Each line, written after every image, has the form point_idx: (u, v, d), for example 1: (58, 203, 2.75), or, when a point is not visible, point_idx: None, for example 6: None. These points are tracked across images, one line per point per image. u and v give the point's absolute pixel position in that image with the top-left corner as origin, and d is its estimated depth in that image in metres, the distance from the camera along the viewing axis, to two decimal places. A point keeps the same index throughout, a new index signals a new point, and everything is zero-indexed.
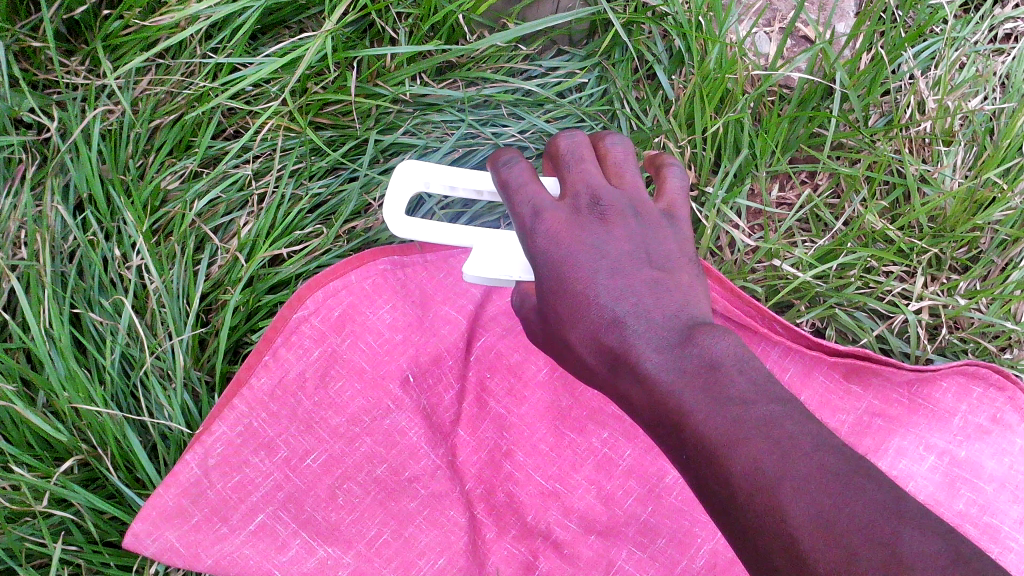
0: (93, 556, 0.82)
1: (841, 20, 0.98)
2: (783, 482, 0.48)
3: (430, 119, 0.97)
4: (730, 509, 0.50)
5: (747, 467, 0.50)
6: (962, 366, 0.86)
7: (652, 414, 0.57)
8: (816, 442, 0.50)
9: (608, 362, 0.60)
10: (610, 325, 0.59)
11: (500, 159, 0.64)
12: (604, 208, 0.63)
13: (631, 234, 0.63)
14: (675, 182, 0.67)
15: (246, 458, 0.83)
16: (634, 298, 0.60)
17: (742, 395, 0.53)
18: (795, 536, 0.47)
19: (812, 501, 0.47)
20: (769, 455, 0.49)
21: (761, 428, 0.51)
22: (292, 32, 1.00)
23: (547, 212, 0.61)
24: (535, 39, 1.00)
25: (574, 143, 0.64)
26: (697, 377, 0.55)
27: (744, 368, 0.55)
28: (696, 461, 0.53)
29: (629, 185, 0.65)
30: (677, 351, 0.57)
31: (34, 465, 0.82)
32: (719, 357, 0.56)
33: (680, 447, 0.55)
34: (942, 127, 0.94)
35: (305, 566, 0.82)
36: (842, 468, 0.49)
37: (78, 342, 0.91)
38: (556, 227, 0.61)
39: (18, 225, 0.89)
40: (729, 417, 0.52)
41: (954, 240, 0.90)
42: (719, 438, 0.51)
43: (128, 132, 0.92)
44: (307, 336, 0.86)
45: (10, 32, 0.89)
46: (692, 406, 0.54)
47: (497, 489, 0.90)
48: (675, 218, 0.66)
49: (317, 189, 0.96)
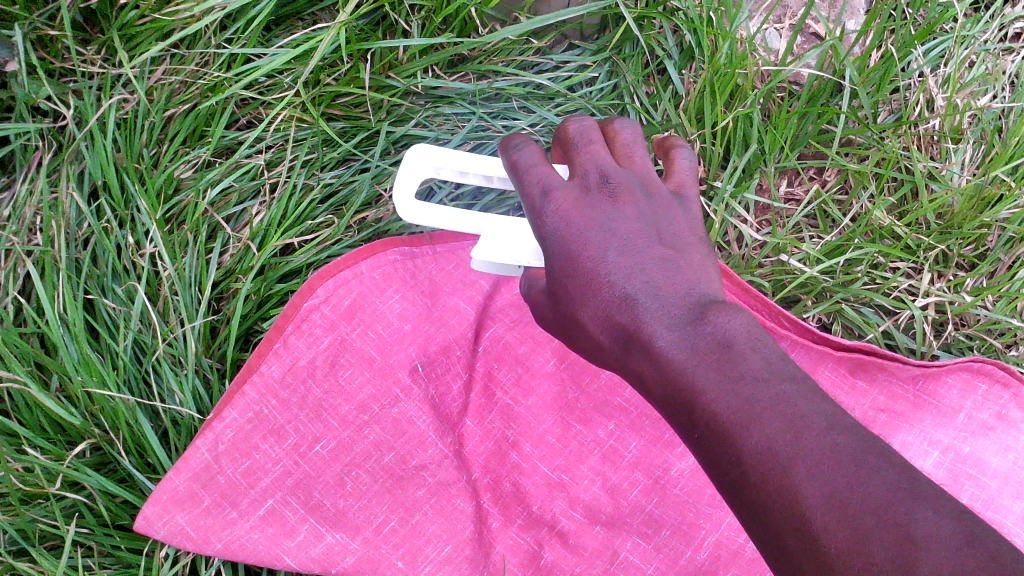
0: (104, 539, 0.83)
1: (852, 17, 0.98)
2: (795, 463, 0.48)
3: (441, 112, 0.98)
4: (742, 490, 0.51)
5: (760, 446, 0.50)
6: (968, 362, 0.87)
7: (663, 394, 0.58)
8: (827, 423, 0.51)
9: (620, 342, 0.61)
10: (621, 303, 0.60)
11: (511, 142, 0.67)
12: (614, 186, 0.65)
13: (641, 214, 0.64)
14: (684, 163, 0.70)
15: (256, 443, 0.84)
16: (643, 277, 0.61)
17: (753, 372, 0.54)
18: (807, 517, 0.47)
19: (824, 482, 0.47)
20: (782, 434, 0.50)
21: (773, 406, 0.52)
22: (306, 24, 1.01)
23: (556, 191, 0.63)
24: (546, 33, 1.01)
25: (583, 127, 0.67)
26: (708, 355, 0.56)
27: (756, 347, 0.56)
28: (707, 441, 0.53)
29: (638, 166, 0.67)
30: (691, 329, 0.58)
31: (47, 448, 0.83)
32: (731, 335, 0.57)
33: (691, 426, 0.55)
34: (950, 125, 0.94)
35: (313, 552, 0.82)
36: (853, 448, 0.49)
37: (91, 328, 0.92)
38: (565, 206, 0.63)
39: (34, 212, 0.90)
40: (741, 396, 0.53)
41: (962, 237, 0.91)
42: (728, 416, 0.52)
43: (143, 121, 0.93)
44: (318, 324, 0.88)
45: (27, 20, 0.90)
46: (704, 385, 0.54)
47: (503, 479, 0.91)
48: (685, 198, 0.68)
49: (328, 180, 0.97)
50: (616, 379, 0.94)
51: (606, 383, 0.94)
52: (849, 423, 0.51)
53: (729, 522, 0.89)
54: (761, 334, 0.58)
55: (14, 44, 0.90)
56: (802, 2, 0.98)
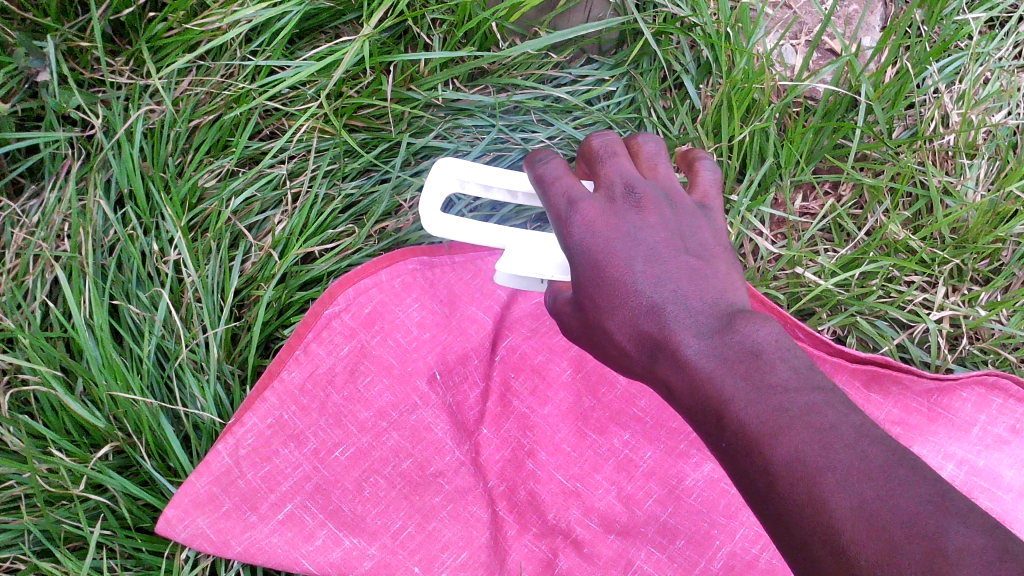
0: (126, 541, 0.84)
1: (867, 34, 1.00)
2: (824, 472, 0.49)
3: (461, 124, 1.00)
4: (770, 497, 0.52)
5: (789, 455, 0.51)
6: (982, 376, 0.87)
7: (690, 401, 0.59)
8: (858, 433, 0.51)
9: (648, 351, 0.62)
10: (649, 312, 0.61)
11: (535, 156, 0.69)
12: (639, 196, 0.66)
13: (665, 223, 0.65)
14: (707, 174, 0.71)
15: (276, 448, 0.86)
16: (671, 284, 0.62)
17: (783, 381, 0.55)
18: (835, 527, 0.48)
19: (853, 492, 0.48)
20: (812, 444, 0.51)
21: (803, 415, 0.53)
22: (329, 37, 1.03)
23: (582, 202, 0.65)
24: (565, 48, 1.03)
25: (607, 141, 0.69)
26: (737, 364, 0.57)
27: (786, 356, 0.57)
28: (736, 448, 0.54)
29: (662, 177, 0.69)
30: (718, 338, 0.59)
31: (72, 450, 0.84)
32: (760, 343, 0.57)
33: (719, 433, 0.56)
34: (965, 140, 0.95)
35: (331, 556, 0.83)
36: (885, 459, 0.50)
37: (115, 333, 0.94)
38: (591, 216, 0.64)
39: (62, 219, 0.92)
40: (770, 406, 0.54)
41: (976, 252, 0.91)
42: (759, 425, 0.53)
43: (169, 131, 0.95)
44: (338, 332, 0.89)
45: (59, 32, 0.92)
46: (732, 393, 0.55)
47: (519, 487, 0.91)
48: (708, 208, 0.69)
49: (349, 189, 0.99)
50: (632, 390, 0.95)
51: (622, 394, 0.95)
52: (881, 433, 0.52)
53: (743, 533, 0.89)
54: (789, 343, 0.58)
55: (45, 54, 0.92)
56: (818, 19, 1.00)
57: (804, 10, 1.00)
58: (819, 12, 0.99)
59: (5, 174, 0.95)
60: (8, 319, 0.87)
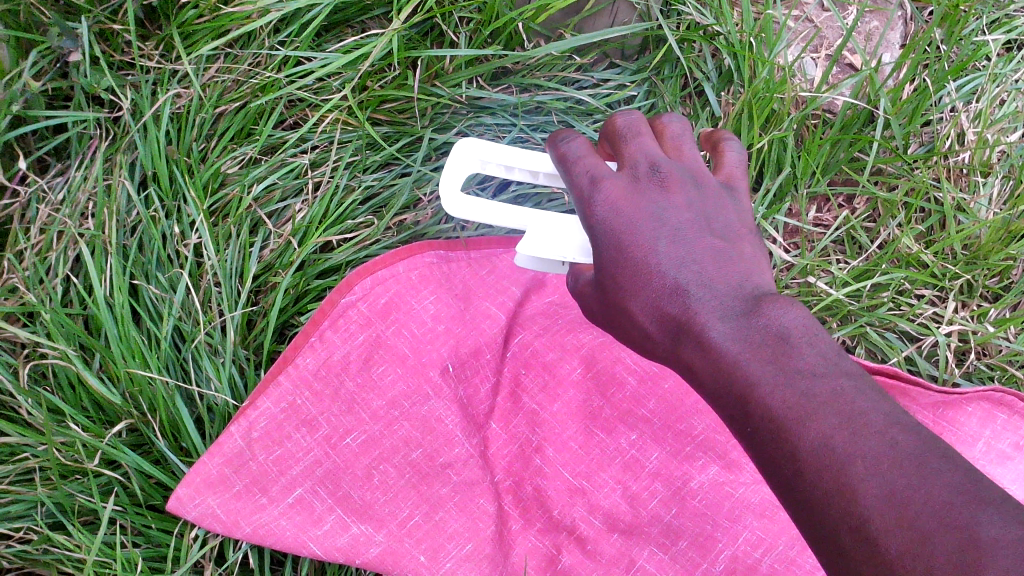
0: (137, 518, 0.85)
1: (887, 51, 1.01)
2: (853, 459, 0.50)
3: (483, 122, 1.02)
4: (796, 485, 0.53)
5: (816, 441, 0.52)
6: (987, 392, 0.88)
7: (714, 384, 0.60)
8: (888, 421, 0.52)
9: (671, 332, 0.63)
10: (673, 293, 0.63)
11: (558, 137, 0.70)
12: (663, 175, 0.67)
13: (690, 204, 0.67)
14: (733, 155, 0.72)
15: (288, 433, 0.87)
16: (696, 267, 0.63)
17: (808, 365, 0.56)
18: (863, 516, 0.49)
19: (883, 479, 0.49)
20: (839, 430, 0.52)
21: (830, 400, 0.54)
22: (355, 32, 1.04)
23: (605, 180, 0.66)
24: (588, 51, 1.04)
25: (632, 120, 0.70)
26: (763, 349, 0.58)
27: (813, 341, 0.58)
28: (761, 434, 0.56)
29: (687, 158, 0.70)
30: (744, 322, 0.60)
31: (88, 425, 0.86)
32: (786, 328, 0.59)
33: (744, 418, 0.58)
34: (980, 158, 0.96)
35: (338, 541, 0.83)
36: (916, 448, 0.50)
37: (133, 313, 0.95)
38: (614, 194, 0.65)
39: (87, 198, 0.94)
40: (796, 390, 0.55)
41: (987, 268, 0.92)
42: (784, 410, 0.54)
43: (195, 116, 0.97)
44: (353, 321, 0.91)
45: (93, 14, 0.94)
46: (758, 377, 0.57)
47: (526, 482, 0.92)
48: (734, 189, 0.70)
49: (370, 182, 1.00)
50: (640, 391, 0.96)
51: (630, 394, 0.96)
52: (912, 422, 0.53)
53: (746, 537, 0.89)
54: (817, 326, 0.60)
55: (78, 35, 0.93)
56: (839, 34, 1.01)
57: (825, 25, 1.01)
58: (840, 28, 1.00)
59: (32, 152, 0.96)
60: (31, 293, 0.88)
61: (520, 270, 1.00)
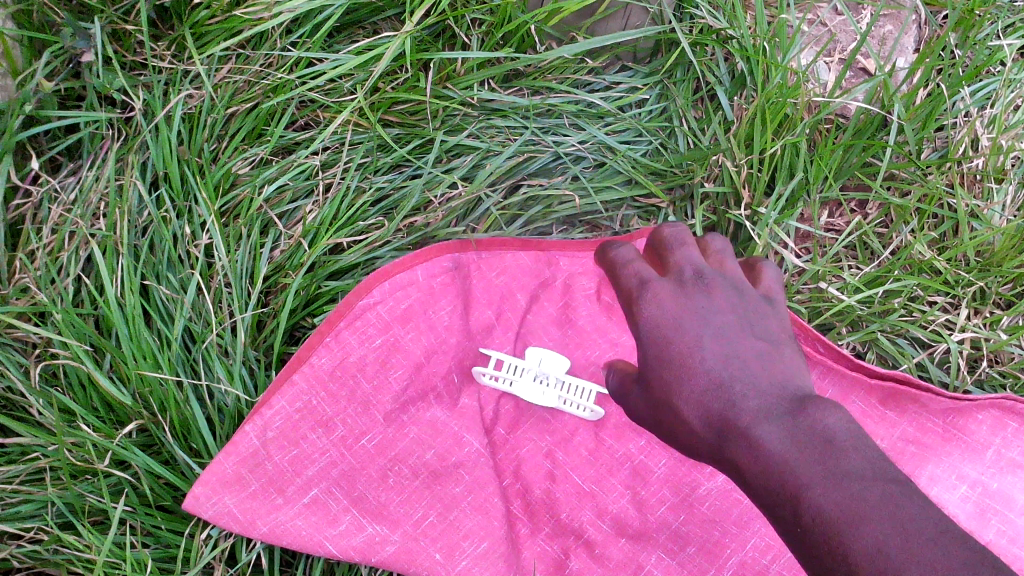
0: (147, 518, 0.85)
1: (900, 55, 1.01)
2: (852, 524, 0.51)
3: (494, 124, 1.01)
4: (803, 548, 0.53)
5: (819, 508, 0.52)
6: (1000, 400, 0.87)
7: (721, 454, 0.60)
8: (890, 491, 0.52)
9: (705, 417, 0.61)
10: (686, 357, 0.63)
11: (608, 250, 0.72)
12: (708, 282, 0.66)
13: (734, 305, 0.65)
14: (772, 274, 0.69)
15: (304, 434, 0.87)
16: (717, 334, 0.63)
17: (820, 426, 0.57)
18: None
19: (880, 543, 0.49)
20: (843, 495, 0.52)
21: (835, 460, 0.54)
22: (366, 33, 1.04)
23: (648, 282, 0.66)
24: (600, 54, 1.04)
25: (677, 231, 0.69)
26: (776, 415, 0.58)
27: (829, 407, 0.58)
28: (770, 497, 0.56)
29: (730, 271, 0.67)
30: (765, 394, 0.60)
31: (99, 426, 0.86)
32: (805, 402, 0.59)
33: (753, 487, 0.58)
34: (994, 165, 0.95)
35: (354, 540, 0.84)
36: (920, 522, 0.50)
37: (144, 313, 0.95)
38: (658, 293, 0.65)
39: (99, 198, 0.94)
40: (805, 452, 0.55)
41: (1001, 275, 0.91)
42: (793, 474, 0.55)
43: (206, 117, 0.97)
44: (371, 324, 0.90)
45: (105, 15, 0.94)
46: (768, 438, 0.57)
47: (534, 486, 0.92)
48: (775, 304, 0.68)
49: (380, 183, 1.00)
50: None
51: None
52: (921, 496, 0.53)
53: (754, 543, 0.89)
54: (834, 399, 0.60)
55: (92, 35, 0.94)
56: (853, 38, 1.01)
57: (839, 29, 1.01)
58: (853, 32, 1.00)
59: (44, 151, 0.96)
60: (43, 293, 0.88)
61: (532, 272, 0.98)
